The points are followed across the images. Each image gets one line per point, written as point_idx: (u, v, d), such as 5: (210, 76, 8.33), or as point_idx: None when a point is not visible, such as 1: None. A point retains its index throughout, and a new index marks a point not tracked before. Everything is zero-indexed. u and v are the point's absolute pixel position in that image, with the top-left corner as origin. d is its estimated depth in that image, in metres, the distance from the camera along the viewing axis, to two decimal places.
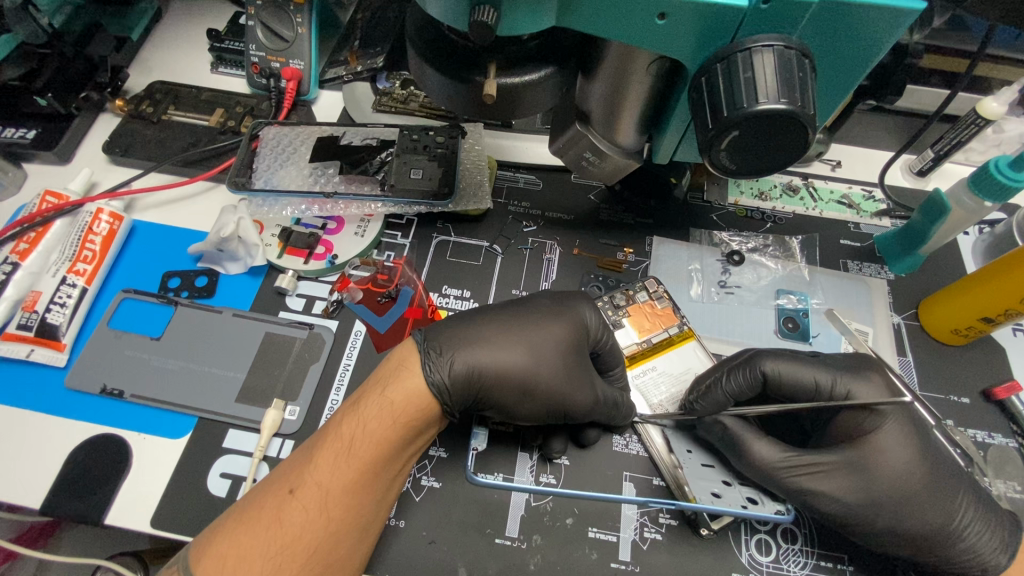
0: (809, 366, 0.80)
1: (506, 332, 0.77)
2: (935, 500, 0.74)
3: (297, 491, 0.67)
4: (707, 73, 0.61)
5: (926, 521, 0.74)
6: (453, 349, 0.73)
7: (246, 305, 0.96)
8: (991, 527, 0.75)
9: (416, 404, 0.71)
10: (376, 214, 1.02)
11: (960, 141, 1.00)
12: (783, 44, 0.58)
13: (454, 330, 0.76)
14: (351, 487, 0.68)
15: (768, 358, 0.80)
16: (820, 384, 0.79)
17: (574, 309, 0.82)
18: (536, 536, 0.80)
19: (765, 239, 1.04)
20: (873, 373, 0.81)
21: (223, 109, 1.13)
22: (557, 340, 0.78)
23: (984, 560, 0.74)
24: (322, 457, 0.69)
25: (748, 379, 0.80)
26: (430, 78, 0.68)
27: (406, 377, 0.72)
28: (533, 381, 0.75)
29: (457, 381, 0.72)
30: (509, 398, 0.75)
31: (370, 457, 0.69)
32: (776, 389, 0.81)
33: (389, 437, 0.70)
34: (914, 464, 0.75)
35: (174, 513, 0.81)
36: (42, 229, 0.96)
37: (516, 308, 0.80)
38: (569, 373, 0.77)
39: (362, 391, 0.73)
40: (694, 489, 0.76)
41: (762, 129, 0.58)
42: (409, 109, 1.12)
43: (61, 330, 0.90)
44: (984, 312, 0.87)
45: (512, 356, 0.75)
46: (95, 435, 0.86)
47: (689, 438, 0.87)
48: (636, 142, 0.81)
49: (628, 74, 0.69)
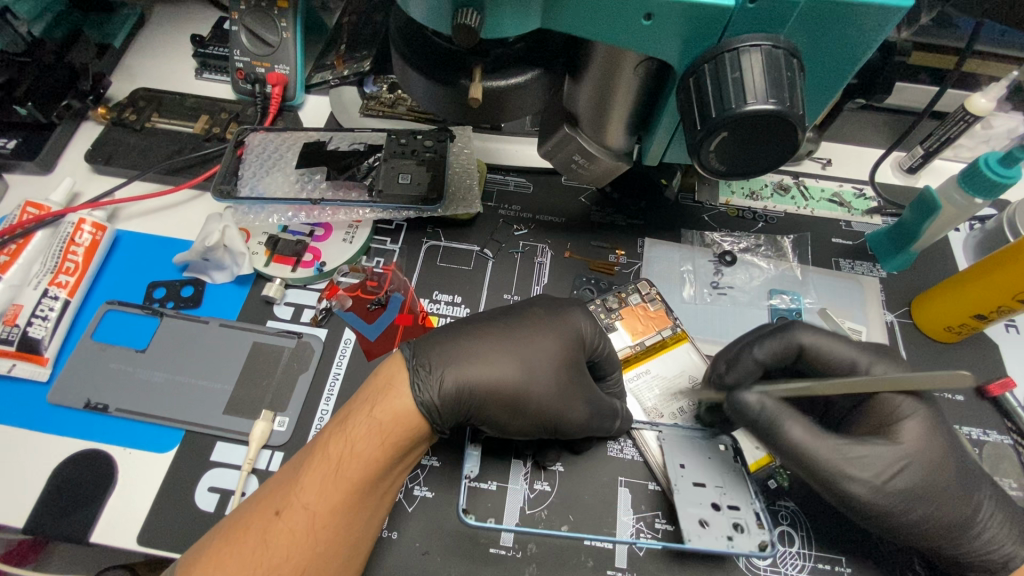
0: (845, 343, 0.77)
1: (498, 346, 0.76)
2: (963, 489, 0.73)
3: (283, 512, 0.66)
4: (695, 73, 0.60)
5: (954, 512, 0.72)
6: (444, 367, 0.72)
7: (233, 315, 0.95)
8: (1010, 519, 0.75)
9: (404, 423, 0.70)
10: (364, 219, 1.01)
11: (949, 139, 1.00)
12: (771, 44, 0.57)
13: (445, 344, 0.74)
14: (339, 507, 0.67)
15: (805, 332, 0.77)
16: (855, 363, 0.76)
17: (568, 321, 0.81)
18: (530, 545, 0.78)
19: (757, 239, 1.03)
20: (898, 355, 0.79)
21: (208, 116, 1.12)
22: (550, 354, 0.77)
23: (1006, 553, 0.73)
24: (310, 478, 0.67)
25: (781, 347, 0.77)
26: (414, 83, 0.67)
27: (394, 396, 0.70)
28: (525, 397, 0.74)
29: (447, 400, 0.71)
30: (500, 415, 0.74)
31: (358, 477, 0.68)
32: (808, 362, 0.78)
33: (378, 457, 0.68)
34: (943, 454, 0.73)
35: (160, 530, 0.79)
36: (23, 240, 0.94)
37: (509, 321, 0.79)
38: (562, 388, 0.77)
39: (350, 409, 0.71)
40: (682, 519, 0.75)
41: (751, 130, 0.57)
42: (397, 113, 1.11)
43: (43, 344, 0.88)
44: (978, 308, 0.87)
45: (504, 371, 0.74)
46: (79, 451, 0.84)
47: (685, 451, 0.81)
48: (626, 144, 0.80)
49: (616, 75, 0.68)
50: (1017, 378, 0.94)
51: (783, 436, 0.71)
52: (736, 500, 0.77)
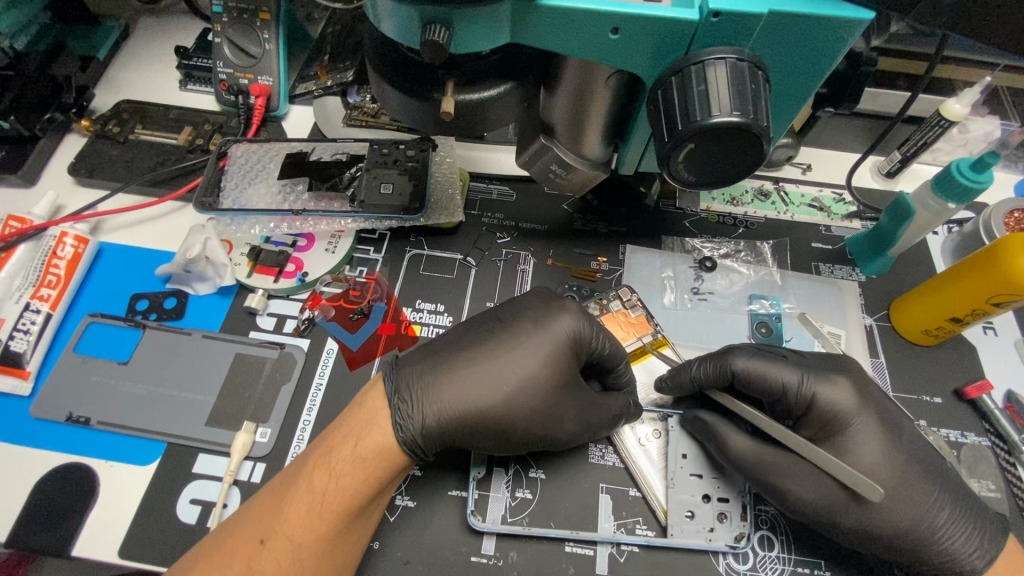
0: (778, 366, 0.80)
1: (481, 374, 0.76)
2: (905, 498, 0.75)
3: (269, 541, 0.66)
4: (663, 86, 0.61)
5: (902, 519, 0.74)
6: (425, 403, 0.73)
7: (216, 326, 0.95)
8: (968, 528, 0.75)
9: (388, 457, 0.71)
10: (347, 229, 1.01)
11: (926, 143, 1.01)
12: (736, 56, 0.58)
13: (427, 376, 0.75)
14: (325, 537, 0.67)
15: (739, 357, 0.81)
16: (787, 386, 0.79)
17: (552, 334, 0.80)
18: (512, 553, 0.79)
19: (737, 245, 1.04)
20: (840, 376, 0.80)
21: (192, 127, 1.12)
22: (534, 377, 0.77)
23: (960, 562, 0.74)
24: (294, 508, 0.68)
25: (717, 372, 0.81)
26: (389, 96, 0.68)
27: (379, 430, 0.71)
28: (508, 425, 0.75)
29: (430, 437, 0.72)
30: (485, 442, 0.76)
31: (344, 510, 0.68)
32: (744, 385, 0.81)
33: (362, 489, 0.69)
34: (884, 457, 0.76)
35: (142, 543, 0.79)
36: (5, 254, 0.95)
37: (492, 342, 0.78)
38: (546, 412, 0.77)
39: (333, 439, 0.72)
40: (672, 514, 0.80)
41: (717, 141, 0.58)
42: (380, 123, 1.12)
43: (25, 357, 0.89)
44: (953, 312, 0.88)
45: (486, 402, 0.75)
46: (61, 464, 0.84)
47: (689, 441, 0.85)
48: (603, 153, 0.81)
49: (588, 87, 0.69)
50: (995, 380, 0.95)
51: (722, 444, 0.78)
52: (726, 492, 0.82)
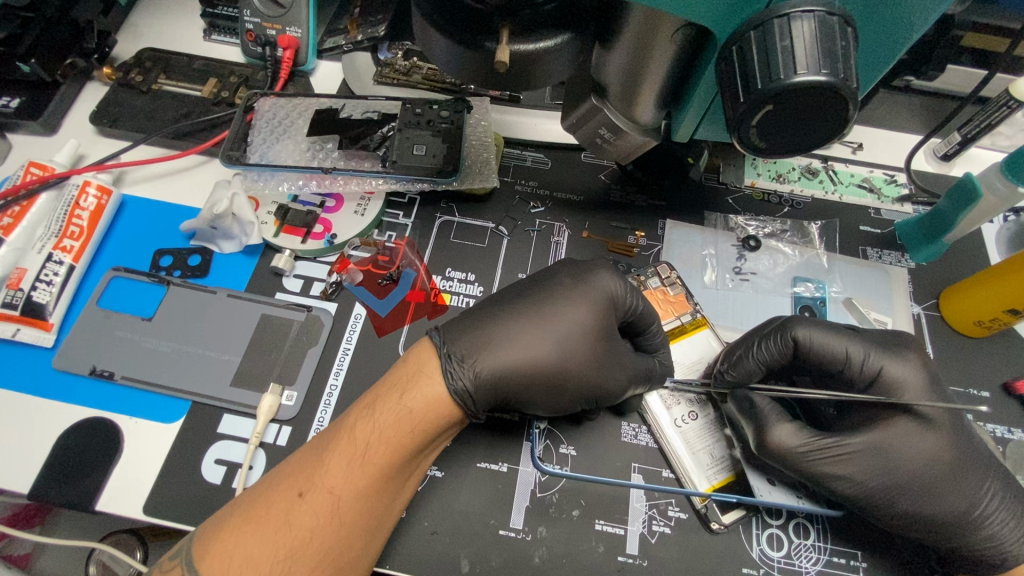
0: (840, 336, 0.77)
1: (531, 325, 0.73)
2: (958, 487, 0.72)
3: (307, 494, 0.64)
4: (739, 41, 0.55)
5: (953, 508, 0.71)
6: (475, 357, 0.69)
7: (241, 286, 0.92)
8: (1015, 515, 0.73)
9: (436, 412, 0.67)
10: (377, 191, 0.97)
11: (989, 125, 0.94)
12: (824, 9, 0.52)
13: (474, 331, 0.72)
14: (365, 492, 0.64)
15: (800, 325, 0.77)
16: (851, 357, 0.76)
17: (597, 285, 0.78)
18: (541, 528, 0.77)
19: (782, 224, 1.00)
20: (909, 352, 0.77)
21: (217, 79, 1.07)
22: (581, 326, 0.74)
23: (1007, 550, 0.71)
24: (334, 461, 0.65)
25: (780, 346, 0.78)
26: (435, 44, 0.62)
27: (425, 384, 0.67)
28: (563, 377, 0.72)
29: (482, 388, 0.68)
30: (540, 395, 0.72)
31: (385, 463, 0.65)
32: (805, 358, 0.78)
33: (406, 444, 0.66)
34: (943, 449, 0.72)
35: (168, 501, 0.78)
36: (27, 202, 0.91)
37: (535, 297, 0.76)
38: (597, 363, 0.74)
39: (377, 393, 0.69)
40: (748, 474, 0.77)
41: (799, 104, 0.54)
42: (412, 82, 1.06)
43: (48, 309, 0.86)
44: (1012, 304, 0.82)
45: (539, 351, 0.72)
46: (85, 419, 0.83)
47: None
48: (655, 118, 0.77)
49: (651, 42, 0.64)
50: None
51: (766, 435, 0.73)
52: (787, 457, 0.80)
